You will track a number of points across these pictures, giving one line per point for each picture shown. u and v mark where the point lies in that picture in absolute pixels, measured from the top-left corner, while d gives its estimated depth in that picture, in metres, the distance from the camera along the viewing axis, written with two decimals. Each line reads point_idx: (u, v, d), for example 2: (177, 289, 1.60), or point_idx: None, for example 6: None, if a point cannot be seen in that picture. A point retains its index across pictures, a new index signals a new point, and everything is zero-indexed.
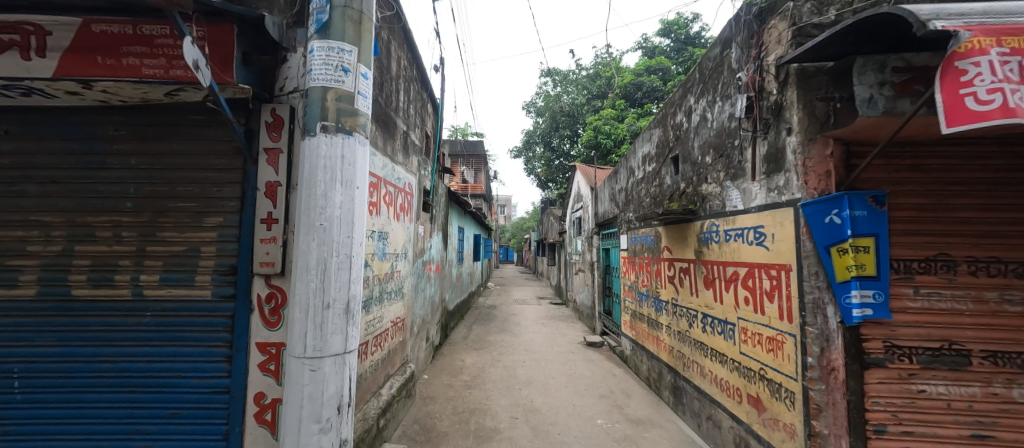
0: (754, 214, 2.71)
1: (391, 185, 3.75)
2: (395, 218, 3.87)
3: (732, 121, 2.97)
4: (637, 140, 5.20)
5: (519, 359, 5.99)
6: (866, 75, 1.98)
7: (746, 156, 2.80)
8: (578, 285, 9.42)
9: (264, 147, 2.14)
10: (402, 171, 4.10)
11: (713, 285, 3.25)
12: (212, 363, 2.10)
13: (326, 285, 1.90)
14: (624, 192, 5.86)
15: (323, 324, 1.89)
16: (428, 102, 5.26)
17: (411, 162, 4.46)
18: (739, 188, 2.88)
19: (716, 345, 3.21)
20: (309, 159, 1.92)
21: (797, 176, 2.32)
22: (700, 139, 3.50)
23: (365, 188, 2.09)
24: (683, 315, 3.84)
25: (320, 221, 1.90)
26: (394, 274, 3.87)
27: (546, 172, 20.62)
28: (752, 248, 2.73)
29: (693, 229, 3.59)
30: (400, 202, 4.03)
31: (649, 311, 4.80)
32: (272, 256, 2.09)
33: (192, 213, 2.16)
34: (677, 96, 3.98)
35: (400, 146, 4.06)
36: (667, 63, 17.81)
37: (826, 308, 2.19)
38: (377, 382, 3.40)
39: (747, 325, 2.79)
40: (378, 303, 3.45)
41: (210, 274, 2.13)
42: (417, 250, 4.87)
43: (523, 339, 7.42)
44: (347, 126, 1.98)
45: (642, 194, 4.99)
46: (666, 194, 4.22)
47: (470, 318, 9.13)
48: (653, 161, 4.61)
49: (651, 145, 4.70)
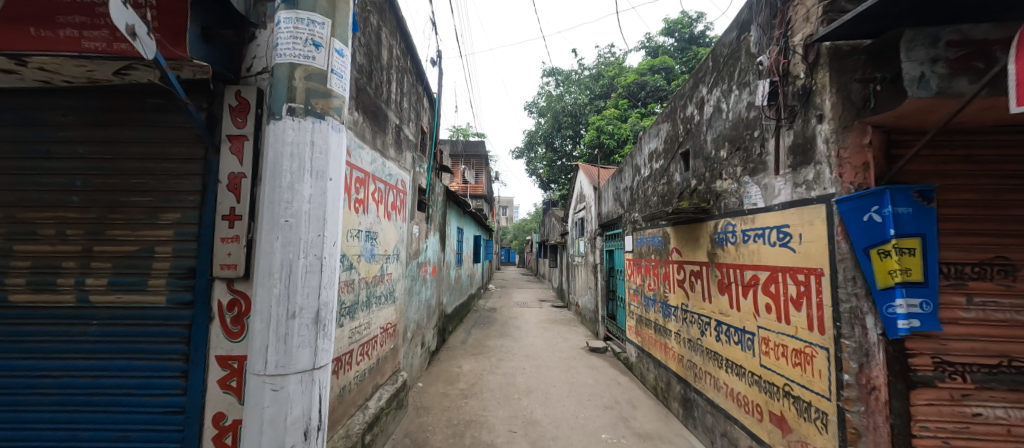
0: (777, 212, 2.44)
1: (381, 181, 3.50)
2: (386, 217, 3.63)
3: (752, 110, 2.70)
4: (643, 135, 4.94)
5: (519, 366, 5.72)
6: (915, 50, 1.71)
7: (768, 148, 2.53)
8: (580, 287, 9.17)
9: (228, 134, 1.90)
10: (394, 167, 3.86)
11: (729, 291, 2.99)
12: (166, 378, 1.85)
13: (291, 291, 1.65)
14: (629, 192, 5.60)
15: (287, 336, 1.63)
16: (424, 96, 5.02)
17: (404, 158, 4.22)
18: (760, 184, 2.61)
19: (732, 356, 2.94)
20: (273, 146, 1.67)
21: (830, 168, 2.06)
22: (713, 132, 3.23)
23: (339, 180, 1.83)
24: (694, 322, 3.57)
25: (284, 217, 1.65)
26: (384, 278, 3.62)
27: (548, 172, 20.34)
28: (775, 250, 2.46)
29: (705, 229, 3.32)
30: (392, 200, 3.78)
31: (656, 316, 4.53)
32: (234, 257, 1.84)
33: (146, 208, 1.91)
34: (687, 88, 3.72)
35: (392, 140, 3.82)
36: (671, 63, 17.53)
37: (865, 318, 1.92)
38: (364, 394, 3.14)
39: (769, 335, 2.53)
40: (366, 308, 3.20)
41: (165, 277, 1.88)
42: (411, 252, 4.61)
43: (524, 343, 7.14)
44: (318, 108, 1.72)
45: (649, 193, 4.73)
46: (675, 193, 3.95)
47: (469, 322, 8.87)
48: (661, 157, 4.34)
49: (659, 141, 4.44)
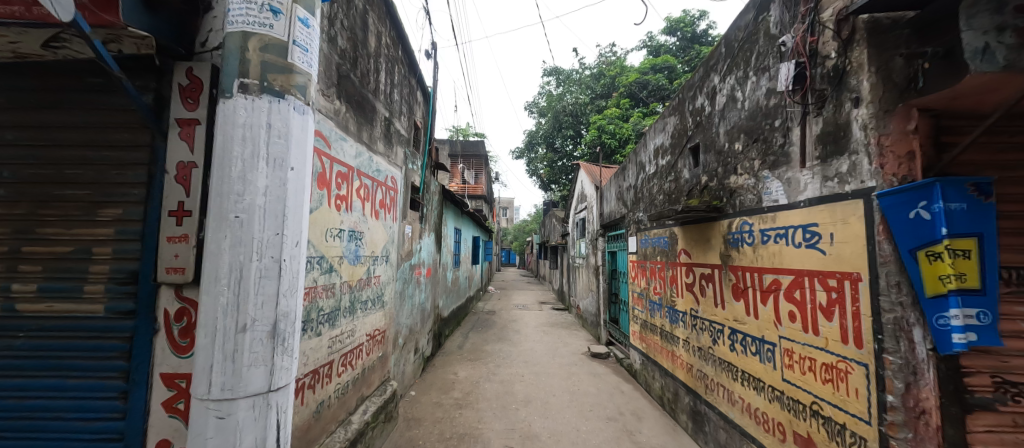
0: (803, 209, 2.18)
1: (368, 176, 3.25)
2: (373, 216, 3.38)
3: (773, 98, 2.45)
4: (649, 131, 4.68)
5: (518, 373, 5.46)
6: (976, 17, 1.45)
7: (792, 138, 2.28)
8: (581, 290, 8.91)
9: (177, 117, 1.65)
10: (383, 163, 3.61)
11: (745, 296, 2.73)
12: (103, 399, 1.60)
13: (242, 300, 1.39)
14: (632, 190, 5.35)
15: (236, 353, 1.37)
16: (418, 90, 4.78)
17: (395, 153, 3.97)
18: (782, 179, 2.35)
19: (749, 367, 2.68)
20: (223, 129, 1.42)
21: (868, 158, 1.80)
22: (727, 124, 2.97)
23: (303, 170, 1.57)
24: (705, 329, 3.31)
25: (234, 213, 1.40)
26: (371, 282, 3.36)
27: (548, 173, 20.10)
28: (801, 252, 2.20)
29: (718, 229, 3.06)
30: (380, 198, 3.53)
31: (662, 322, 4.26)
32: (181, 260, 1.58)
33: (84, 203, 1.67)
34: (697, 78, 3.47)
35: (381, 134, 3.57)
36: (673, 61, 17.31)
37: (912, 331, 1.65)
38: (346, 407, 2.88)
39: (793, 347, 2.27)
40: (350, 314, 2.94)
41: (103, 283, 1.63)
42: (403, 254, 4.36)
43: (523, 348, 6.87)
44: (277, 86, 1.48)
45: (654, 192, 4.48)
46: (684, 190, 3.69)
47: (467, 325, 8.61)
48: (668, 153, 4.09)
49: (665, 136, 4.19)
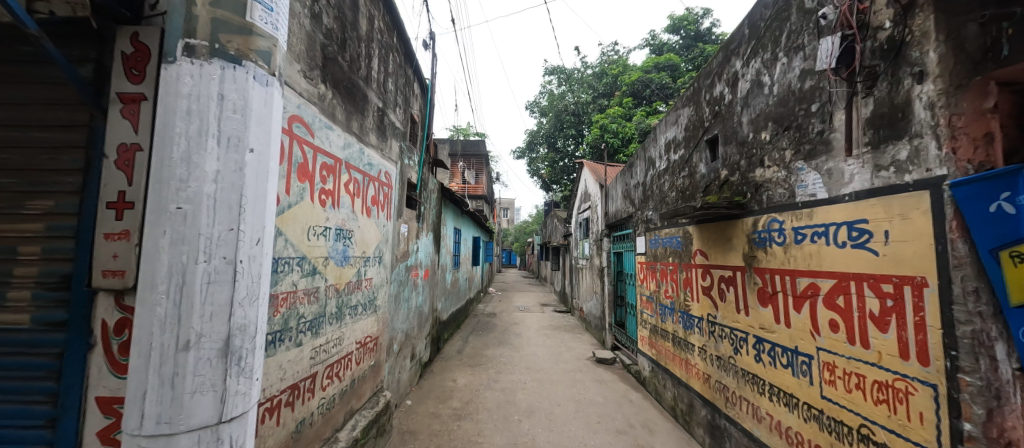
0: (850, 204, 1.91)
1: (358, 170, 2.98)
2: (363, 214, 3.10)
3: (809, 79, 2.18)
4: (659, 124, 4.41)
5: (520, 380, 5.18)
6: None
7: (833, 123, 2.01)
8: (585, 292, 8.63)
9: (119, 91, 1.38)
10: (376, 156, 3.35)
11: (774, 302, 2.46)
12: (27, 428, 1.34)
13: (185, 311, 1.13)
14: (640, 188, 5.08)
15: (176, 377, 1.11)
16: (415, 81, 4.52)
17: (390, 147, 3.71)
18: (822, 170, 2.08)
19: (779, 381, 2.41)
20: (164, 101, 1.16)
21: (937, 141, 1.52)
22: (753, 112, 2.70)
23: (267, 153, 1.30)
24: (725, 337, 3.03)
25: (175, 204, 1.13)
26: (362, 285, 3.08)
27: (550, 172, 19.83)
28: (846, 253, 1.92)
29: (740, 227, 2.79)
30: (372, 194, 3.26)
31: (675, 327, 3.99)
32: (121, 261, 1.32)
33: (10, 194, 1.41)
34: (716, 64, 3.20)
35: (373, 125, 3.31)
36: (677, 60, 17.06)
37: (994, 347, 1.35)
38: (332, 424, 2.61)
39: (836, 361, 2.00)
40: (336, 321, 2.66)
41: (30, 289, 1.37)
42: (398, 255, 4.09)
43: (524, 353, 6.60)
44: (232, 49, 1.22)
45: (665, 189, 4.20)
46: (700, 186, 3.42)
47: (467, 328, 8.34)
48: (681, 147, 3.82)
49: (678, 129, 3.92)
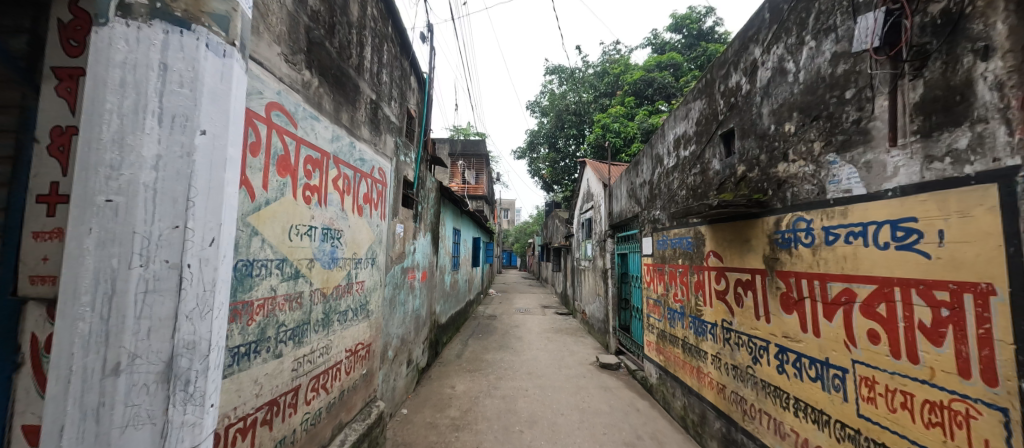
0: (892, 200, 1.70)
1: (348, 165, 2.77)
2: (354, 212, 2.90)
3: (842, 64, 1.97)
4: (668, 119, 4.20)
5: (521, 387, 4.97)
6: None
7: (873, 110, 1.80)
8: (587, 294, 8.41)
9: (54, 65, 1.18)
10: (369, 152, 3.14)
11: (800, 308, 2.25)
12: None
13: (115, 327, 0.92)
14: (646, 187, 4.88)
15: (103, 407, 0.91)
16: (412, 74, 4.32)
17: (384, 142, 3.51)
18: (859, 163, 1.87)
19: (806, 396, 2.20)
20: (93, 71, 0.96)
21: (1006, 126, 1.32)
22: (775, 101, 2.49)
23: (225, 136, 1.09)
24: (743, 346, 2.82)
25: (104, 195, 0.93)
26: (353, 288, 2.88)
27: (551, 173, 19.61)
28: (889, 255, 1.71)
29: (760, 227, 2.58)
30: (364, 192, 3.05)
31: (685, 333, 3.77)
32: (51, 265, 1.11)
33: None
34: (732, 53, 2.99)
35: (365, 118, 3.10)
36: (679, 59, 16.86)
37: None
38: (318, 440, 2.40)
39: (876, 376, 1.79)
40: (323, 328, 2.45)
41: None
42: (393, 256, 3.88)
43: (526, 358, 6.38)
44: (179, 9, 1.02)
45: (674, 187, 3.99)
46: (713, 184, 3.21)
47: (466, 331, 8.13)
48: (692, 143, 3.61)
49: (688, 123, 3.72)
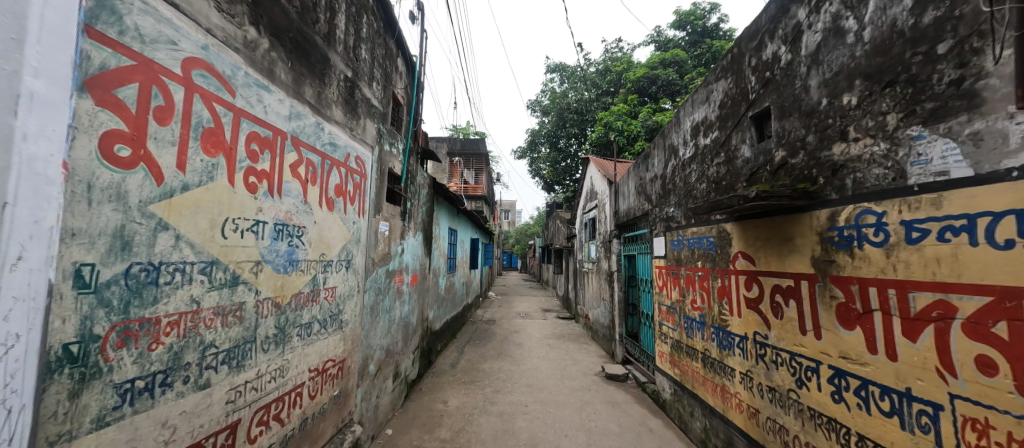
0: (1021, 183, 1.26)
1: (312, 149, 2.33)
2: (323, 206, 2.45)
3: (933, 10, 1.53)
4: (685, 105, 3.75)
5: (520, 402, 4.51)
6: None
7: (985, 64, 1.37)
8: (591, 298, 7.96)
9: None
10: (342, 136, 2.70)
11: (866, 324, 1.81)
12: None
13: None
14: (658, 182, 4.43)
15: None
16: (398, 55, 3.88)
17: (363, 127, 3.07)
18: (961, 134, 1.43)
19: (879, 435, 1.75)
20: None
21: None
22: (827, 70, 2.05)
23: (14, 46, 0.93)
24: (783, 365, 2.37)
25: None
26: (320, 296, 2.43)
27: (552, 172, 19.17)
28: (1014, 258, 1.28)
29: (807, 223, 2.14)
30: (335, 183, 2.61)
31: (706, 345, 3.31)
32: None
33: None
34: (766, 19, 2.55)
35: (338, 97, 2.67)
36: (684, 56, 16.48)
37: None
38: None
39: (993, 419, 1.35)
40: (278, 346, 2.01)
41: None
42: (376, 258, 3.43)
43: (526, 367, 5.91)
44: None
45: (693, 180, 3.54)
46: (742, 174, 2.76)
47: (462, 337, 7.67)
48: (714, 129, 3.16)
49: (709, 107, 3.28)
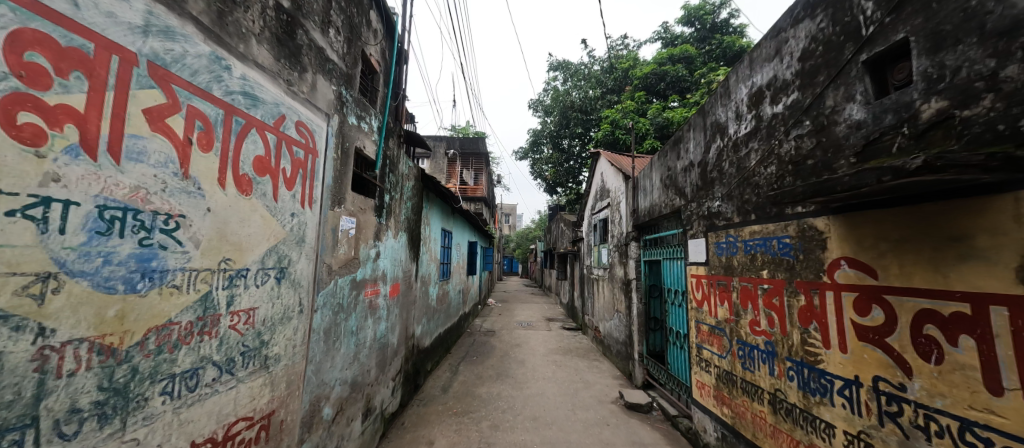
0: None
1: (205, 93, 1.47)
2: (229, 186, 1.59)
3: None
4: (739, 67, 2.90)
5: (525, 443, 3.62)
6: None
7: None
8: (602, 309, 7.06)
9: None
10: (269, 88, 1.84)
11: None
12: None
13: None
14: (695, 170, 3.57)
15: None
16: (370, 6, 3.04)
17: (311, 84, 2.22)
18: None
19: None
20: None
21: None
22: None
23: None
24: (945, 438, 1.51)
25: None
26: (223, 325, 1.57)
27: (555, 174, 18.33)
28: None
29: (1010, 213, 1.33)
30: (255, 154, 1.75)
31: (777, 384, 2.44)
32: None
33: None
34: None
35: (265, 30, 1.83)
36: (693, 51, 15.71)
37: None
38: None
39: None
40: (112, 421, 1.17)
41: None
42: (334, 264, 2.57)
43: (530, 392, 5.01)
44: None
45: (753, 163, 2.68)
46: (849, 145, 1.91)
47: (457, 353, 6.78)
48: (793, 89, 2.32)
49: (782, 62, 2.43)
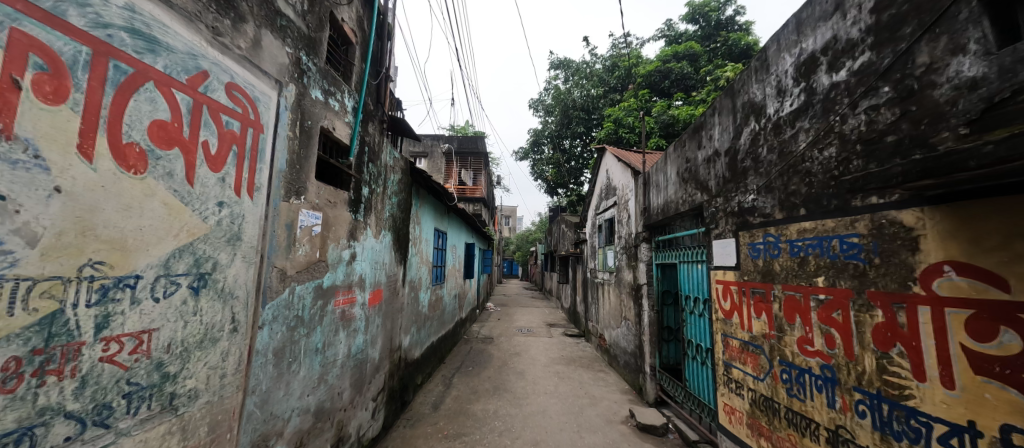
0: None
1: (49, 16, 1.00)
2: (101, 159, 1.11)
3: None
4: (782, 33, 2.43)
5: None
6: None
7: None
8: (608, 316, 6.55)
9: None
10: (181, 29, 1.36)
11: None
12: None
13: None
14: (721, 159, 3.09)
15: None
16: None
17: (253, 38, 1.74)
18: None
19: None
20: None
21: None
22: None
23: None
24: None
25: None
26: (89, 358, 1.11)
27: (556, 174, 17.85)
28: None
29: None
30: (153, 117, 1.27)
31: (839, 420, 1.96)
32: None
33: None
34: None
35: None
36: (698, 48, 15.27)
37: None
38: None
39: None
40: None
41: None
42: (291, 268, 2.08)
43: (530, 410, 4.50)
44: None
45: (804, 146, 2.21)
46: (956, 112, 1.44)
47: (451, 363, 6.26)
48: (863, 48, 1.84)
49: (845, 17, 1.95)
